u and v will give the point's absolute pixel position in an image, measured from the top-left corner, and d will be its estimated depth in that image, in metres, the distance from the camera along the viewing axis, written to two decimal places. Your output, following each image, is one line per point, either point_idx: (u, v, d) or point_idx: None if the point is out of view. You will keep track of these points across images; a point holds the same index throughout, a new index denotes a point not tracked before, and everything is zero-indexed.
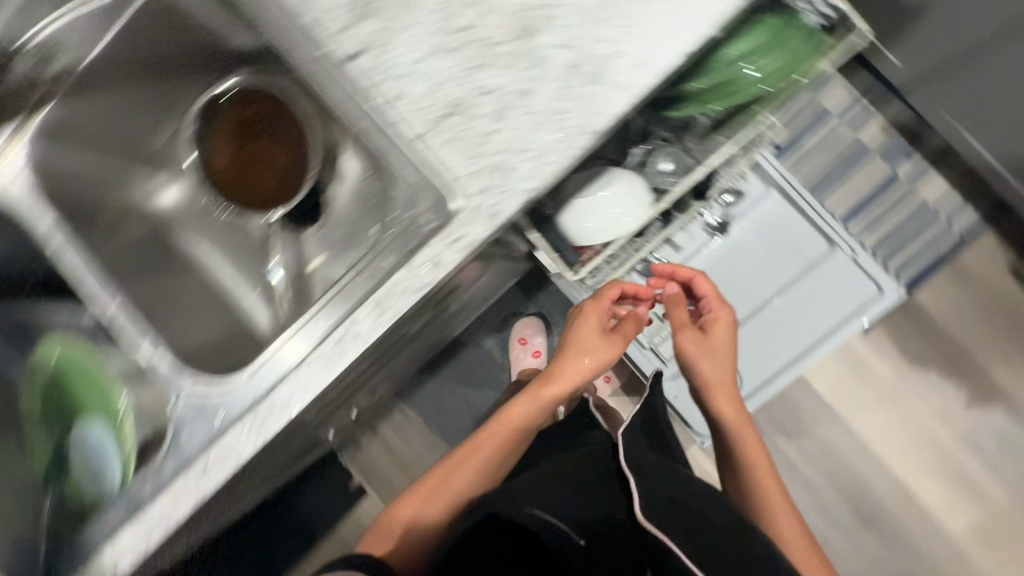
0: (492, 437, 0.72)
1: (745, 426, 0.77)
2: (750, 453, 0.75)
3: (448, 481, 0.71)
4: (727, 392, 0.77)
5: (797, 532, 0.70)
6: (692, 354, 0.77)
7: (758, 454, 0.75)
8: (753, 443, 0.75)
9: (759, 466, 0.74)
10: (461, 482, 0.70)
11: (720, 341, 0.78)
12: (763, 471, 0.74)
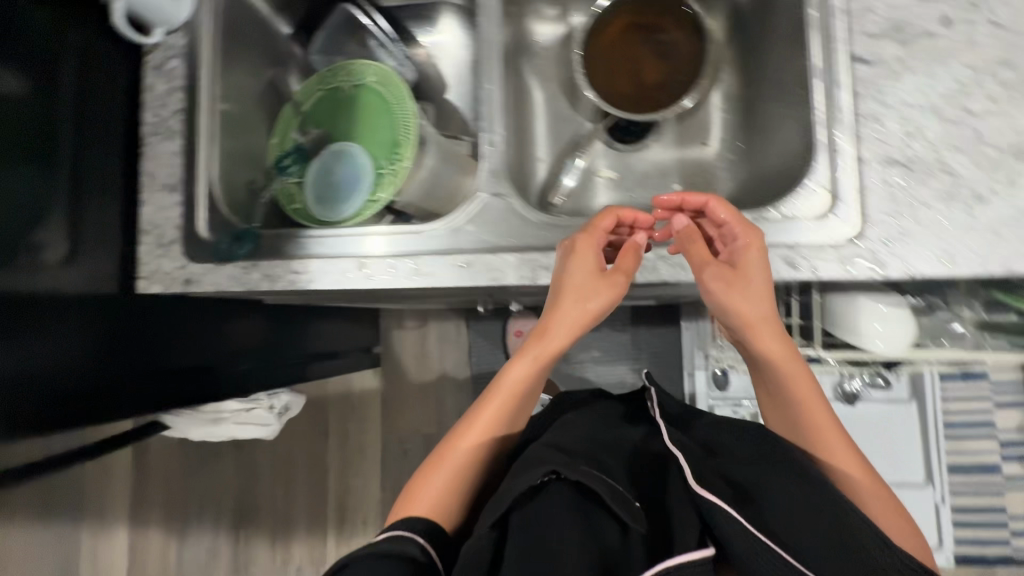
0: (556, 327, 0.58)
1: (763, 303, 0.55)
2: (763, 341, 0.54)
3: (434, 463, 0.56)
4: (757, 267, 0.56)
5: (831, 426, 0.53)
6: (555, 324, 0.58)
7: (767, 331, 0.54)
8: (773, 330, 0.54)
9: (783, 359, 0.54)
10: (465, 430, 0.58)
11: (599, 268, 0.59)
12: (789, 369, 0.54)
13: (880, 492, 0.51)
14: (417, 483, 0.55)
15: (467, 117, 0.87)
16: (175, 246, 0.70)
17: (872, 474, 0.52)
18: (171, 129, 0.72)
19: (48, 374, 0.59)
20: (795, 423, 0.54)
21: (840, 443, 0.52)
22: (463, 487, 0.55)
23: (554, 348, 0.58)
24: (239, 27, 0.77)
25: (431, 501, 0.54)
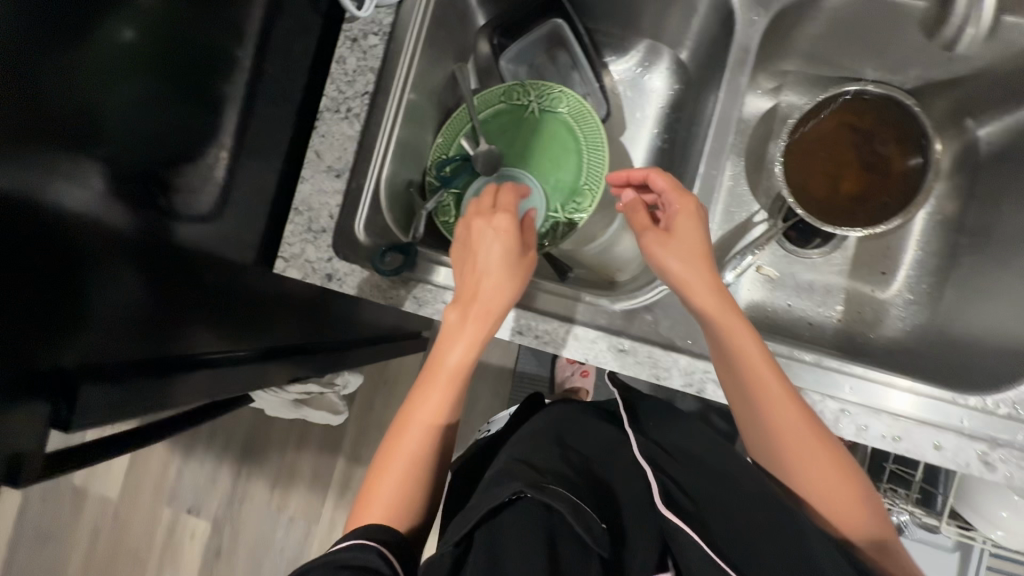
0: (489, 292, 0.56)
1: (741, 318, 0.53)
2: (767, 388, 0.52)
3: (389, 455, 0.55)
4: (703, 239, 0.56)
5: (851, 481, 0.52)
6: (483, 287, 0.56)
7: (772, 379, 0.52)
8: (778, 381, 0.53)
9: (789, 410, 0.52)
10: (421, 431, 0.55)
11: (512, 254, 0.57)
12: (797, 428, 0.52)
13: (887, 542, 0.52)
14: (377, 482, 0.55)
15: (639, 167, 0.79)
16: (326, 236, 0.66)
17: (882, 513, 0.53)
18: (350, 110, 0.66)
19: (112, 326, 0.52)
20: (818, 476, 0.52)
21: (856, 500, 0.52)
22: (422, 496, 0.55)
23: (496, 307, 0.56)
24: (443, 15, 0.70)
25: (388, 511, 0.53)
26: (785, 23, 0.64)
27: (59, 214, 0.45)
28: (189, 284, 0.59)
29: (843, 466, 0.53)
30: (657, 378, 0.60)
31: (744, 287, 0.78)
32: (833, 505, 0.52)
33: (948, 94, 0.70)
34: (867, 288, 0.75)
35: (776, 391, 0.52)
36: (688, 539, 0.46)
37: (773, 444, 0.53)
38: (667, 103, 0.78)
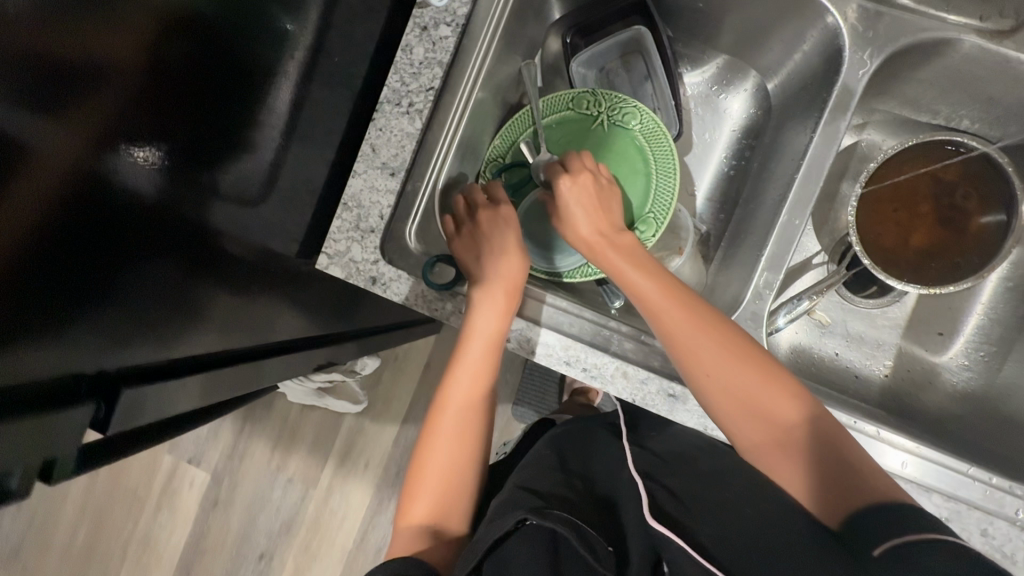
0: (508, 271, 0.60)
1: (651, 272, 0.57)
2: (677, 341, 0.54)
3: (427, 447, 0.62)
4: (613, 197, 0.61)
5: (778, 413, 0.54)
6: (504, 264, 0.61)
7: (683, 327, 0.55)
8: (697, 333, 0.54)
9: (704, 357, 0.54)
10: (457, 417, 0.63)
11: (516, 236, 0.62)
12: (720, 381, 0.54)
13: (834, 473, 0.52)
14: (426, 474, 0.61)
15: (702, 192, 0.75)
16: (373, 236, 0.62)
17: (830, 437, 0.53)
18: (412, 105, 0.62)
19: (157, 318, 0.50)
20: (741, 416, 0.54)
21: (783, 432, 0.54)
22: (466, 485, 0.62)
23: (516, 283, 0.60)
24: (521, 9, 0.65)
25: (435, 502, 0.60)
26: (892, 64, 0.59)
27: (122, 196, 0.42)
28: (218, 268, 0.55)
29: (769, 399, 0.54)
30: (707, 427, 0.58)
31: (795, 330, 0.75)
32: (755, 441, 0.55)
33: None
34: (917, 347, 0.74)
35: (689, 338, 0.54)
36: (677, 548, 0.49)
37: (699, 393, 0.55)
38: (741, 129, 0.74)
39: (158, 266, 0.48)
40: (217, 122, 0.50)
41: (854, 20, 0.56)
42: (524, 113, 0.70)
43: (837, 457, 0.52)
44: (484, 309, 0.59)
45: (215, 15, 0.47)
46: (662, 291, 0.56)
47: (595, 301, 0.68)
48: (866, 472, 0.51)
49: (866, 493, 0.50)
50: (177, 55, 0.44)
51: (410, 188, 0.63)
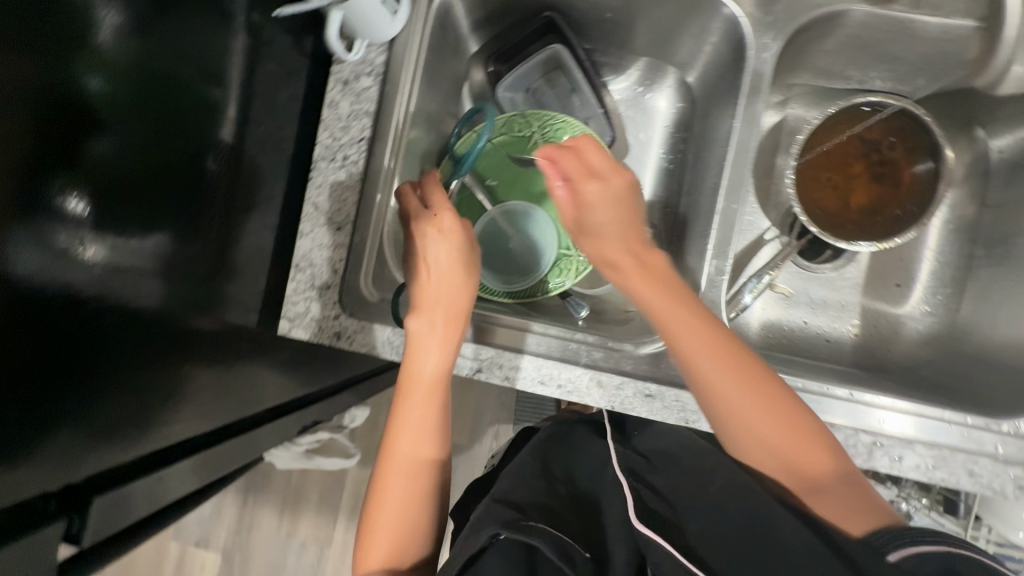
0: (458, 291, 0.57)
1: (666, 293, 0.55)
2: (693, 358, 0.53)
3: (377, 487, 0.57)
4: (618, 205, 0.58)
5: (789, 429, 0.53)
6: (452, 270, 0.57)
7: (704, 347, 0.53)
8: (709, 347, 0.53)
9: (718, 371, 0.52)
10: (412, 444, 0.57)
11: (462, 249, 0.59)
12: (737, 397, 0.52)
13: (837, 492, 0.52)
14: (382, 510, 0.56)
15: (647, 188, 0.77)
16: (331, 291, 0.62)
17: (832, 460, 0.54)
18: (347, 158, 0.63)
19: (108, 408, 0.48)
20: (751, 422, 0.53)
21: (793, 447, 0.53)
22: (424, 517, 0.56)
23: (464, 300, 0.57)
24: (437, 48, 0.66)
25: (394, 538, 0.55)
26: (796, 43, 0.62)
27: (53, 292, 0.41)
28: (178, 349, 0.54)
29: (783, 417, 0.53)
30: (689, 420, 0.58)
31: (761, 305, 0.77)
32: (763, 455, 0.54)
33: (964, 97, 0.68)
34: (877, 302, 0.75)
35: (707, 357, 0.53)
36: (664, 551, 0.48)
37: (714, 407, 0.53)
38: (672, 124, 0.76)
39: (119, 361, 0.48)
40: (167, 209, 0.50)
41: (750, 8, 0.59)
42: (459, 144, 0.71)
43: (838, 477, 0.53)
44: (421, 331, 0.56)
45: (157, 108, 0.47)
46: (675, 306, 0.54)
47: (561, 314, 0.69)
48: (857, 490, 0.53)
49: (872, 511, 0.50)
50: (122, 157, 0.45)
51: (357, 239, 0.63)
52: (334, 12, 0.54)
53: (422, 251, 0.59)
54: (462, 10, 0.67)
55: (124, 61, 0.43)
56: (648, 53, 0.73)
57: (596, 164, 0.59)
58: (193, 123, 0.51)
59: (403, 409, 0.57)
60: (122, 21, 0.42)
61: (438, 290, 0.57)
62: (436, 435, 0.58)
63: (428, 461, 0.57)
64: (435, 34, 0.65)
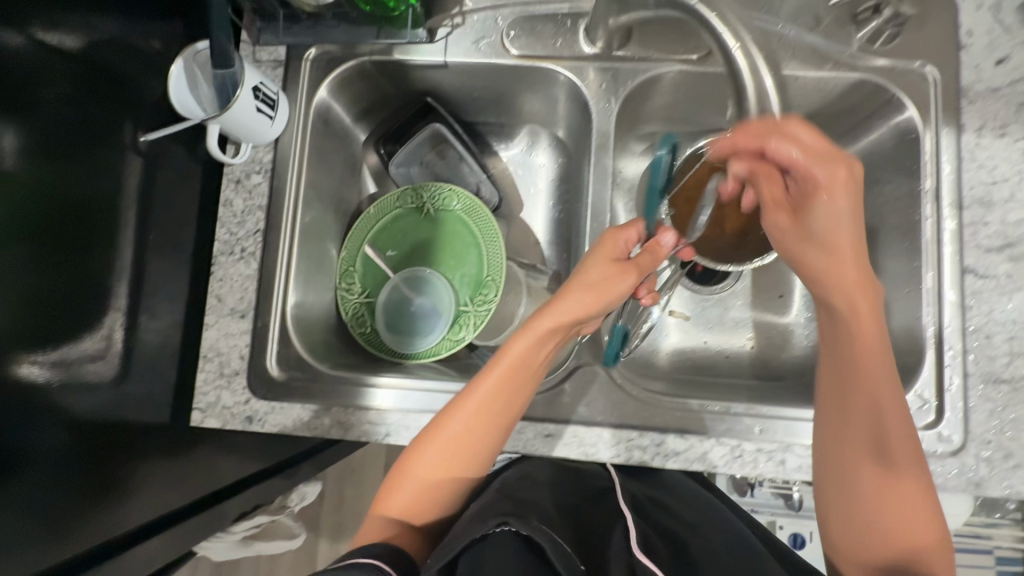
0: (564, 308, 0.56)
1: (859, 305, 0.49)
2: (854, 349, 0.50)
3: (425, 439, 0.56)
4: (874, 286, 0.50)
5: (865, 452, 0.49)
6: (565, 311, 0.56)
7: (855, 341, 0.50)
8: (873, 361, 0.50)
9: (860, 375, 0.50)
10: (459, 440, 0.55)
11: (618, 273, 0.57)
12: (852, 401, 0.50)
13: (886, 538, 0.48)
14: (408, 484, 0.56)
15: (542, 238, 0.83)
16: (239, 378, 0.66)
17: (909, 502, 0.48)
18: (245, 250, 0.69)
19: (28, 501, 0.49)
20: (895, 447, 0.48)
21: (869, 480, 0.49)
22: (445, 496, 0.57)
23: (564, 326, 0.56)
24: (323, 141, 0.73)
25: (412, 497, 0.56)
26: (632, 104, 0.70)
27: None
28: (100, 443, 0.56)
29: (913, 485, 0.48)
30: (585, 453, 0.62)
31: (666, 333, 0.81)
32: (832, 469, 0.51)
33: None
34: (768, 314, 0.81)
35: (855, 347, 0.50)
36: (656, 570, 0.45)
37: (835, 410, 0.51)
38: (556, 180, 0.83)
39: (30, 463, 0.49)
40: (80, 308, 0.54)
41: (597, 79, 0.67)
42: (357, 222, 0.76)
43: (908, 526, 0.47)
44: (519, 353, 0.56)
45: (57, 214, 0.52)
46: (861, 324, 0.50)
47: (470, 367, 0.73)
48: (932, 547, 0.47)
49: (914, 563, 0.47)
50: (19, 257, 0.48)
51: (261, 324, 0.67)
52: (210, 124, 0.61)
53: (584, 280, 0.57)
54: (341, 106, 0.74)
55: (29, 178, 0.49)
56: (522, 120, 0.81)
57: (818, 212, 0.49)
58: (105, 227, 0.57)
59: (455, 409, 0.56)
60: (19, 140, 0.48)
61: (548, 313, 0.57)
62: (489, 443, 0.56)
63: (465, 458, 0.56)
64: (319, 131, 0.72)
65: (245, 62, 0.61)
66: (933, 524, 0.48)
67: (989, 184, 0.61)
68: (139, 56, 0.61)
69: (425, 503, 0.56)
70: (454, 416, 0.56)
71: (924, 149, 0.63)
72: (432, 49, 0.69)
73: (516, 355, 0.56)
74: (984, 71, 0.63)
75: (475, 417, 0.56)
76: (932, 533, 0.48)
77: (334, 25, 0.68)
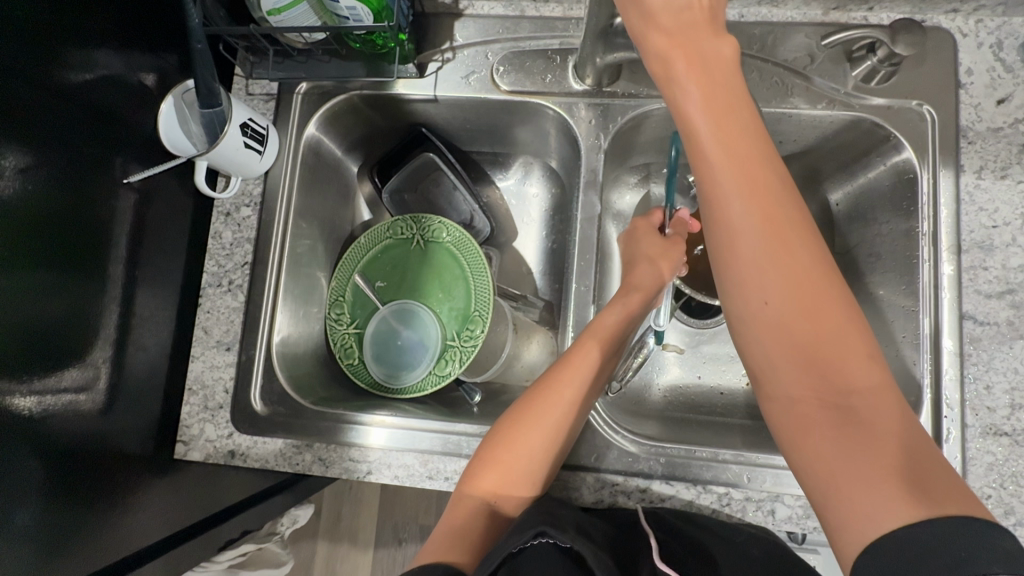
0: (646, 275, 0.62)
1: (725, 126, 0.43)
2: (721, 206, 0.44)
3: (515, 418, 0.56)
4: (735, 85, 0.44)
5: (773, 308, 0.43)
6: (648, 284, 0.62)
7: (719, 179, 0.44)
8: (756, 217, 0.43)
9: (736, 222, 0.44)
10: (552, 413, 0.55)
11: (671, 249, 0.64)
12: (743, 253, 0.44)
13: (844, 423, 0.40)
14: (501, 464, 0.55)
15: (535, 268, 0.82)
16: (223, 411, 0.67)
17: (845, 371, 0.42)
18: (232, 283, 0.70)
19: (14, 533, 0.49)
20: (824, 304, 0.43)
21: (788, 342, 0.43)
22: (532, 472, 0.55)
23: (646, 289, 0.61)
24: (313, 173, 0.73)
25: (502, 475, 0.54)
26: (622, 138, 0.69)
27: None
28: (90, 473, 0.56)
29: (829, 325, 0.42)
30: (568, 497, 0.60)
31: (660, 368, 0.80)
32: (757, 350, 0.44)
33: (796, 161, 0.73)
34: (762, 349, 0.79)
35: (722, 191, 0.44)
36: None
37: (732, 276, 0.45)
38: (551, 211, 0.82)
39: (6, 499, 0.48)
40: (70, 338, 0.54)
41: (587, 115, 0.67)
42: (348, 252, 0.75)
43: (841, 387, 0.41)
44: (610, 316, 0.59)
45: (48, 246, 0.52)
46: (728, 157, 0.43)
47: (456, 402, 0.72)
48: (878, 411, 0.40)
49: (904, 470, 0.38)
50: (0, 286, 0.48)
51: (245, 357, 0.68)
52: (197, 159, 0.60)
53: (644, 261, 0.63)
54: (332, 138, 0.74)
55: (20, 209, 0.49)
56: (515, 151, 0.81)
57: None
58: (95, 257, 0.57)
59: (545, 388, 0.56)
60: (14, 172, 0.49)
61: (634, 286, 0.62)
62: (581, 411, 0.56)
63: (554, 430, 0.55)
64: (309, 163, 0.72)
65: (234, 99, 0.61)
66: (867, 374, 0.42)
67: (989, 228, 0.59)
68: (130, 92, 0.61)
69: (501, 487, 0.54)
70: (545, 392, 0.56)
71: (922, 189, 0.61)
72: (423, 83, 0.69)
73: (603, 320, 0.59)
74: (984, 111, 0.61)
75: (567, 394, 0.56)
76: (882, 395, 0.41)
77: (325, 61, 0.68)
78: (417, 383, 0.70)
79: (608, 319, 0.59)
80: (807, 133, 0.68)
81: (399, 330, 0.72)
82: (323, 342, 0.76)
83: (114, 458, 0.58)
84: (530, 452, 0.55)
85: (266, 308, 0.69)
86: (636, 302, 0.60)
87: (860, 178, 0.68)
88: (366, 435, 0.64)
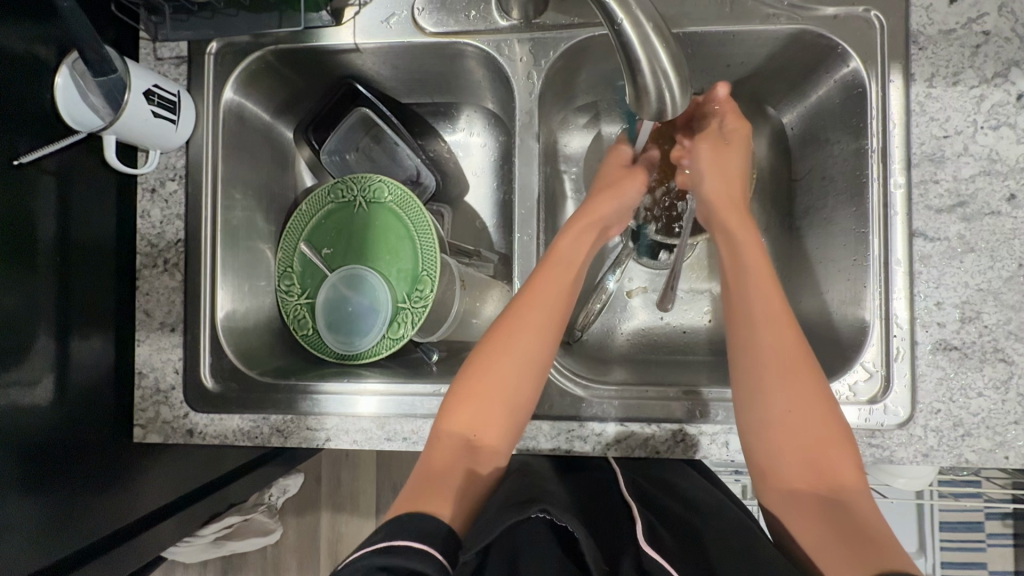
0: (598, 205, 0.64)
1: (759, 275, 0.57)
2: (749, 333, 0.55)
3: (489, 351, 0.57)
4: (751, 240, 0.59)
5: (773, 418, 0.52)
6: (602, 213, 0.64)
7: (765, 324, 0.54)
8: (781, 348, 0.53)
9: (767, 352, 0.53)
10: (527, 335, 0.57)
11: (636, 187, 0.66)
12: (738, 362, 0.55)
13: (830, 509, 0.48)
14: (477, 394, 0.55)
15: (488, 222, 0.80)
16: (176, 392, 0.66)
17: (829, 461, 0.50)
18: (168, 263, 0.68)
19: None
20: (805, 410, 0.51)
21: (790, 441, 0.51)
22: (508, 396, 0.55)
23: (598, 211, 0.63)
24: (240, 141, 0.70)
25: (477, 410, 0.55)
26: (558, 75, 0.65)
27: None
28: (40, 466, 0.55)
29: (820, 430, 0.51)
30: (525, 446, 0.61)
31: (624, 312, 0.79)
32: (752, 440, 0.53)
33: (746, 84, 0.69)
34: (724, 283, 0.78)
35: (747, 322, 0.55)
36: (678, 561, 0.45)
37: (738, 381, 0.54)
38: (500, 159, 0.79)
39: None
40: None
41: (520, 53, 0.63)
42: (291, 221, 0.73)
43: (831, 476, 0.49)
44: (565, 240, 0.61)
45: None
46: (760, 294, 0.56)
47: (415, 362, 0.71)
48: (855, 497, 0.48)
49: (871, 541, 0.45)
50: None
51: (191, 337, 0.67)
52: (104, 134, 0.57)
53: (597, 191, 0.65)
54: (257, 101, 0.70)
55: None
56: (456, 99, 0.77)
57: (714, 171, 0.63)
58: None
59: (515, 312, 0.58)
60: None
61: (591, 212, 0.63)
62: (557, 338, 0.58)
63: (524, 356, 0.56)
64: (234, 128, 0.69)
65: (134, 64, 0.57)
66: (850, 456, 0.50)
67: (941, 138, 0.57)
68: (38, 68, 0.56)
69: (476, 419, 0.54)
70: (514, 316, 0.58)
71: (871, 102, 0.58)
72: (343, 33, 0.65)
73: (559, 244, 0.61)
74: (936, 12, 0.57)
75: (536, 319, 0.57)
76: (851, 474, 0.49)
77: (233, 15, 0.63)
78: (371, 348, 0.69)
79: (566, 242, 0.61)
80: (752, 53, 0.64)
81: (350, 296, 0.70)
82: (276, 315, 0.74)
83: (72, 449, 0.58)
84: (500, 380, 0.55)
85: (207, 285, 0.67)
86: (586, 223, 0.63)
87: (811, 97, 0.65)
88: (321, 404, 0.64)
